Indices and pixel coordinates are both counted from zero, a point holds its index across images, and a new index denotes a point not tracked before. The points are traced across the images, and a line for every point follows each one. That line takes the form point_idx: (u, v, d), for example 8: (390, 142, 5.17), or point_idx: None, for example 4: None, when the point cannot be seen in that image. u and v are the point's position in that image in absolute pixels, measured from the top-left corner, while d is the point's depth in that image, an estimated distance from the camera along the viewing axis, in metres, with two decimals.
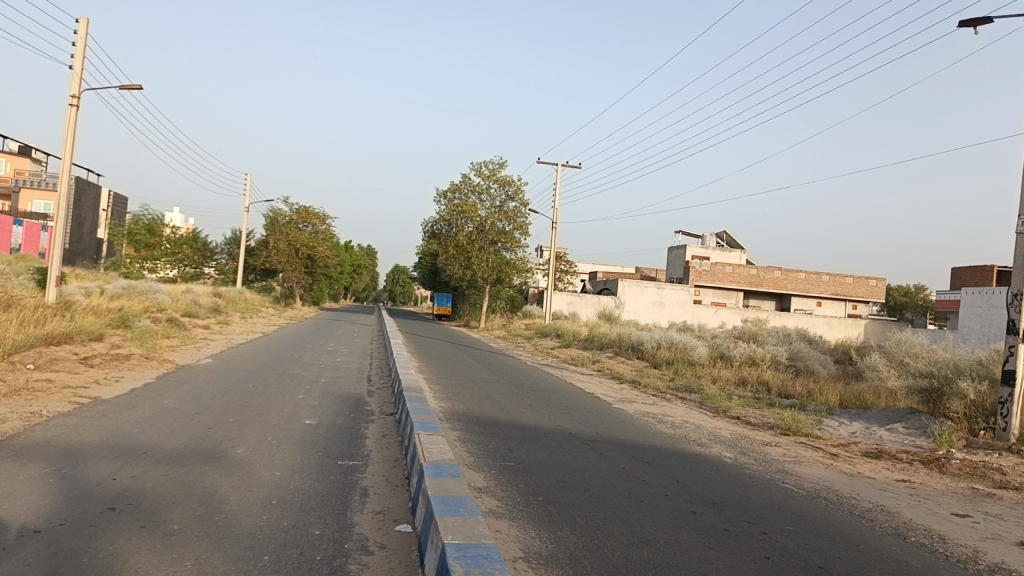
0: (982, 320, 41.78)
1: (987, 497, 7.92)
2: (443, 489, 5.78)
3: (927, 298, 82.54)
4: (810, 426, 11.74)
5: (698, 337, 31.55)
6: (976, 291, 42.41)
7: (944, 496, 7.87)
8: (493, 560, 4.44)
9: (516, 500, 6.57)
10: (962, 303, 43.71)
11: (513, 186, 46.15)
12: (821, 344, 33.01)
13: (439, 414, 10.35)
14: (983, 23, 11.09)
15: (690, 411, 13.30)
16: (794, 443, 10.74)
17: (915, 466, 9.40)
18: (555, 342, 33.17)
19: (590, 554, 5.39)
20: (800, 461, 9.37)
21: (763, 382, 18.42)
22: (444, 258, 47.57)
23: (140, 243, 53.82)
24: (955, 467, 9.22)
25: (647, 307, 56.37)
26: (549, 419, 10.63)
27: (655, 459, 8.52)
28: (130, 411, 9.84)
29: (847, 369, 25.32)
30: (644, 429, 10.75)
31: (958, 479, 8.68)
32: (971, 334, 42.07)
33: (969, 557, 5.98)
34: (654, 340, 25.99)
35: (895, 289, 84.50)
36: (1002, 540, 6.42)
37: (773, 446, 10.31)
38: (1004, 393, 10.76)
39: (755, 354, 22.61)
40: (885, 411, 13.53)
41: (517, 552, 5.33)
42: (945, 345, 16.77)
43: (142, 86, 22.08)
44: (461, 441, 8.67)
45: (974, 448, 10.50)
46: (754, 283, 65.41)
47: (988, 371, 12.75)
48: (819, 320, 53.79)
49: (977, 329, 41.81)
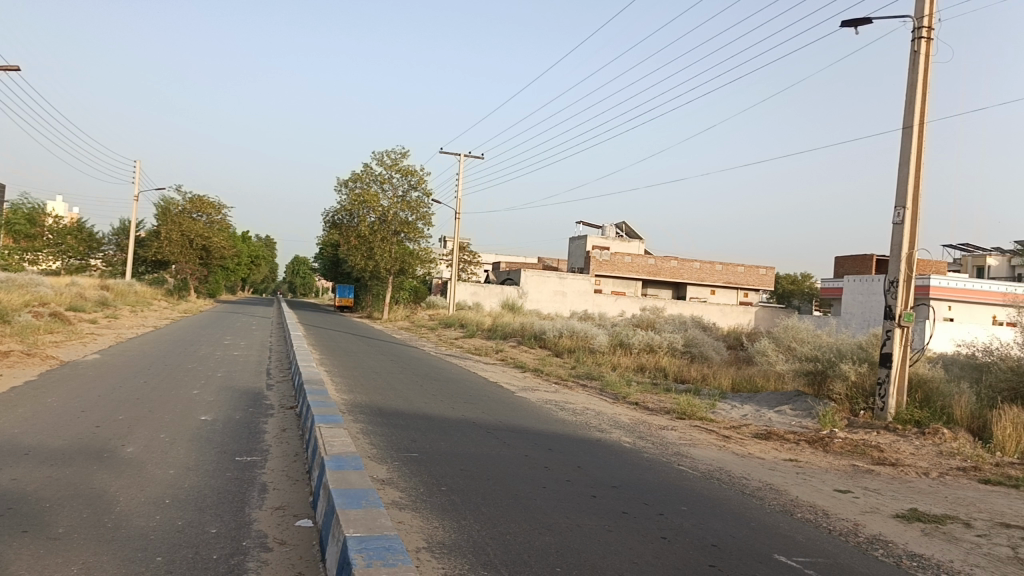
0: (864, 306, 44.20)
1: (866, 472, 8.42)
2: (345, 482, 5.72)
3: (812, 286, 86.77)
4: (705, 409, 12.19)
5: (597, 325, 32.23)
6: (859, 278, 44.74)
7: (828, 473, 8.33)
8: (396, 552, 4.43)
9: (419, 490, 6.56)
10: (845, 290, 46.03)
11: (415, 176, 45.81)
12: (715, 330, 34.17)
13: (341, 406, 10.19)
14: (864, 23, 11.66)
15: (591, 398, 13.57)
16: (690, 426, 11.14)
17: (801, 446, 9.89)
18: (458, 331, 33.18)
19: (493, 541, 5.44)
20: (695, 443, 9.73)
21: (660, 368, 18.98)
22: (346, 248, 46.76)
23: (18, 233, 50.70)
24: (837, 445, 9.76)
25: (549, 297, 57.06)
26: (453, 409, 10.62)
27: (557, 446, 8.66)
28: (8, 410, 9.27)
29: (738, 355, 26.35)
30: (547, 416, 10.92)
31: (840, 457, 9.18)
32: (854, 319, 44.40)
33: (849, 530, 6.35)
34: (556, 329, 26.38)
35: (784, 278, 88.42)
36: (879, 513, 6.86)
37: (670, 430, 10.66)
38: (881, 374, 11.43)
39: (652, 341, 23.28)
40: (774, 393, 14.19)
41: (420, 543, 5.33)
42: (828, 331, 17.67)
43: (17, 65, 20.76)
44: (363, 433, 8.57)
45: (855, 427, 11.13)
46: (652, 272, 67.19)
47: (867, 355, 13.54)
48: (713, 307, 55.63)
49: (857, 314, 44.29)
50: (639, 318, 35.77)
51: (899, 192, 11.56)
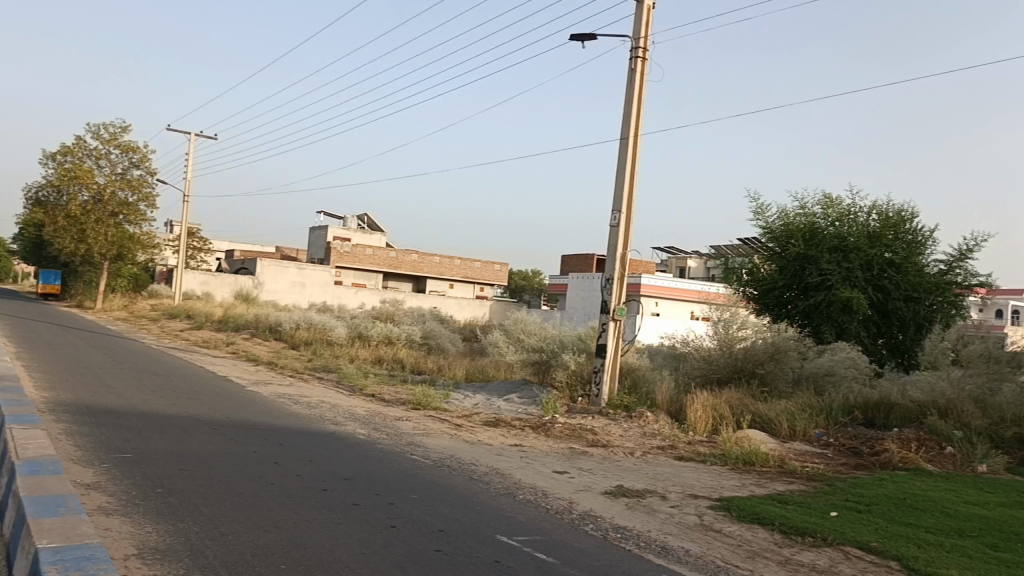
0: (584, 301, 48.01)
1: (581, 454, 9.15)
2: (39, 488, 5.13)
3: (541, 283, 92.50)
4: (438, 399, 12.51)
5: (332, 317, 31.78)
6: (580, 276, 48.53)
7: (548, 456, 8.93)
8: (96, 561, 4.06)
9: (131, 493, 6.06)
10: (568, 286, 49.61)
11: (137, 153, 42.05)
12: (451, 323, 35.14)
13: (39, 405, 9.10)
14: (590, 38, 12.61)
15: (326, 391, 13.37)
16: (424, 416, 11.38)
17: (526, 431, 10.51)
18: (179, 322, 31.00)
19: (213, 542, 5.18)
20: (427, 432, 9.95)
21: (397, 360, 19.16)
22: (52, 229, 41.71)
23: None
24: (558, 430, 10.49)
25: (288, 288, 55.20)
26: (174, 405, 9.93)
27: (288, 440, 8.42)
28: None
29: (471, 346, 27.38)
30: (279, 410, 10.57)
31: (560, 441, 9.88)
32: (575, 314, 48.06)
33: (565, 508, 6.86)
34: (291, 320, 25.62)
35: (517, 274, 93.27)
36: (591, 491, 7.48)
37: (404, 420, 10.80)
38: (597, 363, 12.47)
39: (390, 333, 23.44)
40: (504, 383, 14.94)
41: (129, 549, 4.93)
42: (553, 323, 18.88)
43: None
44: (66, 434, 7.73)
45: (574, 413, 12.04)
46: (394, 265, 67.58)
47: (586, 346, 14.72)
48: (451, 302, 56.58)
49: (580, 309, 47.94)
50: (374, 310, 35.83)
51: (616, 197, 12.66)
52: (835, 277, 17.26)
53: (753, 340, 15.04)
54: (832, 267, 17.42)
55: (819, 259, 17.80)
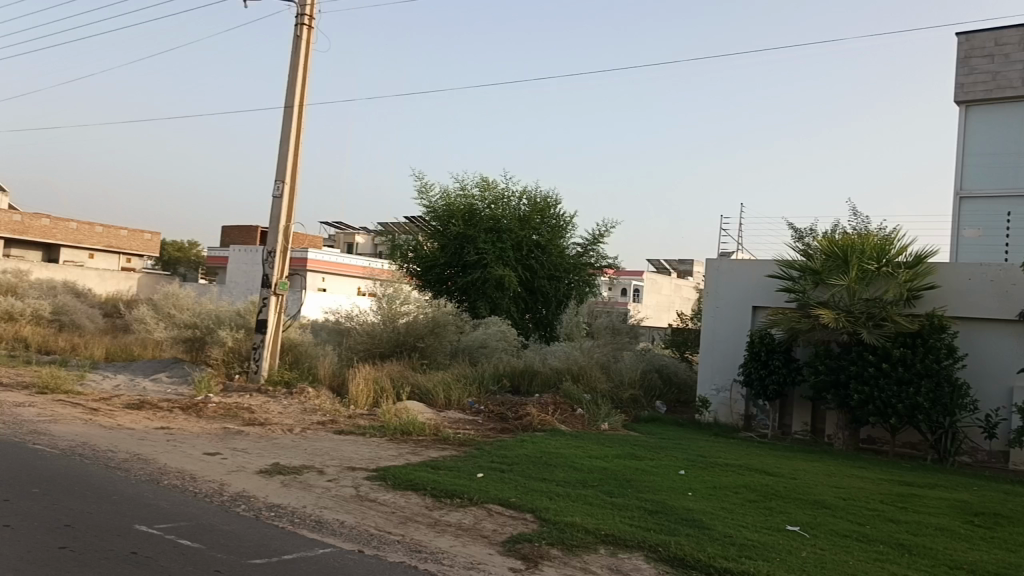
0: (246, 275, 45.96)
1: (236, 434, 8.78)
2: None
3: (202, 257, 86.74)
4: (70, 382, 11.16)
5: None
6: (241, 249, 46.27)
7: (199, 438, 8.44)
8: None
9: None
10: (229, 260, 47.05)
11: None
12: (88, 298, 31.28)
13: None
14: None
15: None
16: (51, 401, 10.11)
17: (175, 413, 9.81)
18: None
19: None
20: (54, 419, 8.84)
21: (20, 339, 16.70)
22: None
23: None
24: (211, 410, 9.96)
25: None
26: None
27: None
28: None
29: (112, 322, 24.86)
30: None
31: (213, 422, 9.39)
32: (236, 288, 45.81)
33: (216, 491, 6.55)
34: None
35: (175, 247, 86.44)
36: (245, 470, 7.22)
37: (24, 407, 9.47)
38: (256, 339, 12.06)
39: (9, 308, 20.32)
40: (151, 363, 13.89)
41: None
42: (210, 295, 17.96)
43: None
44: None
45: (229, 391, 11.51)
46: None
47: (245, 321, 14.19)
48: (90, 272, 49.77)
49: (242, 283, 45.80)
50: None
51: (280, 168, 12.28)
52: (490, 257, 18.45)
53: (415, 314, 15.49)
54: (487, 246, 18.59)
55: (476, 239, 18.82)
